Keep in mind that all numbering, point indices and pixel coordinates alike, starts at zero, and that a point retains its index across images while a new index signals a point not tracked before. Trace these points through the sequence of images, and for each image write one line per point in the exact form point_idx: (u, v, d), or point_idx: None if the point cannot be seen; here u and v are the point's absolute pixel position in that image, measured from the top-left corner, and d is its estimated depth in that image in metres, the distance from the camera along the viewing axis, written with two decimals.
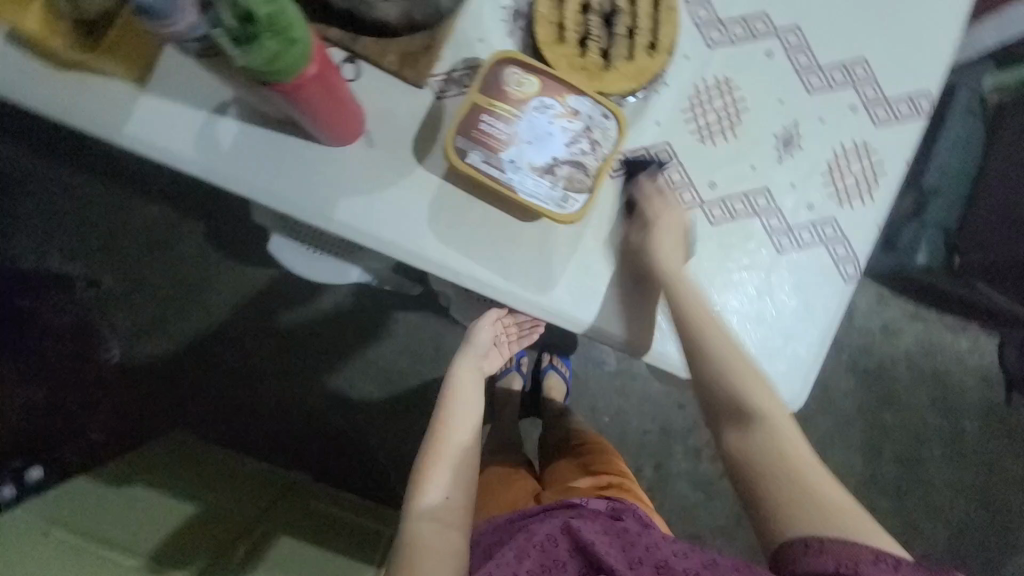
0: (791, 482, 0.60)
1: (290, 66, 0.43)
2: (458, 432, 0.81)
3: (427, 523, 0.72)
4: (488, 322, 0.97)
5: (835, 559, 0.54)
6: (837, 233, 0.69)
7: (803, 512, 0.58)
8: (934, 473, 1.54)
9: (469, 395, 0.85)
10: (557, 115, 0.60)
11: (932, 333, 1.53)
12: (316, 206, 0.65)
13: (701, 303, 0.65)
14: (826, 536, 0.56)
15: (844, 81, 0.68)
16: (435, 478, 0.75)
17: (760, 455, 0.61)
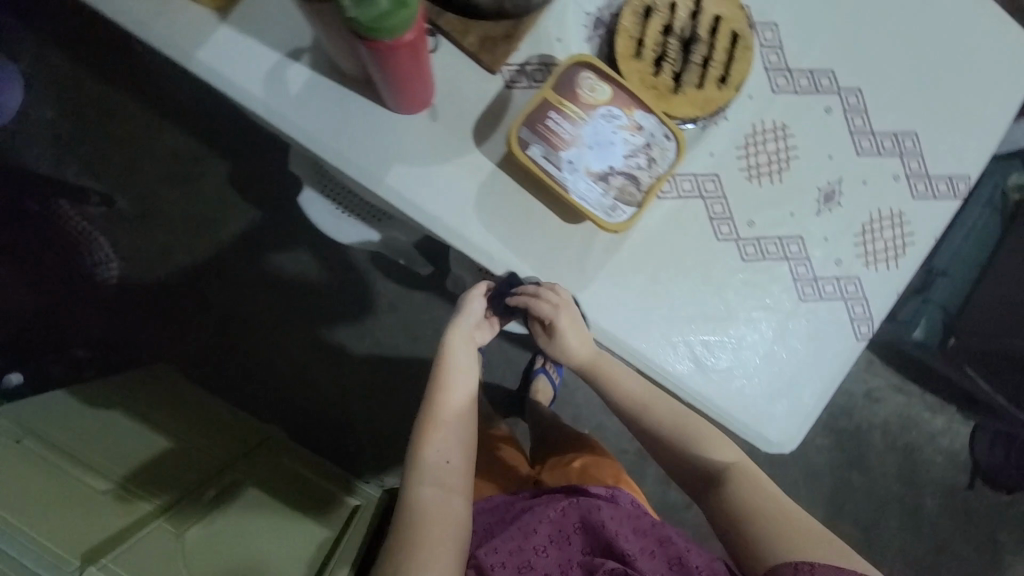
0: (771, 518, 0.64)
1: (392, 28, 0.44)
2: (455, 398, 0.76)
3: (429, 488, 0.71)
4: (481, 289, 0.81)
5: None
6: (859, 292, 0.71)
7: (788, 542, 0.62)
8: (888, 542, 1.58)
9: (464, 360, 0.78)
10: (621, 126, 0.62)
11: (912, 408, 1.58)
12: (371, 167, 0.66)
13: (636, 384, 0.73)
14: (811, 563, 0.59)
15: (892, 150, 0.71)
16: (437, 444, 0.73)
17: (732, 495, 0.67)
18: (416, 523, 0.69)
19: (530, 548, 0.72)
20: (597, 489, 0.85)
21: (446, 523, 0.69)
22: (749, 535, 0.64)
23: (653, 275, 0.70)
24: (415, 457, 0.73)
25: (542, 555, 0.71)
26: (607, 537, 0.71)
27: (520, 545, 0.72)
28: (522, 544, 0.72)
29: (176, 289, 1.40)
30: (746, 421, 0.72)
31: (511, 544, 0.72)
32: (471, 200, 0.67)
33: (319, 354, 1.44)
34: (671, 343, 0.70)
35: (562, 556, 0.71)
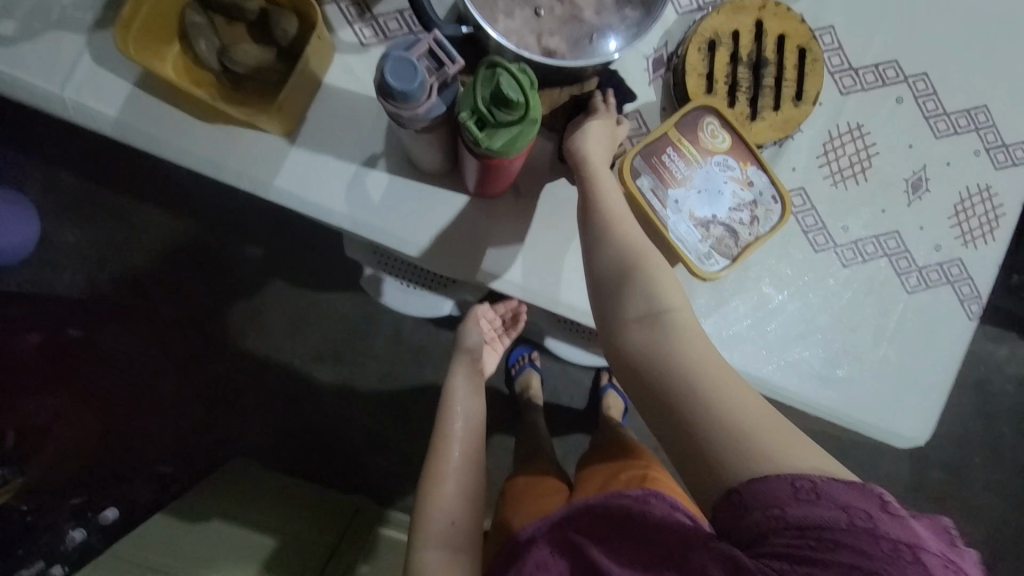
0: (717, 406, 0.46)
1: (518, 150, 0.44)
2: (452, 441, 0.72)
3: (435, 549, 0.64)
4: (474, 318, 0.84)
5: (761, 513, 0.43)
6: (962, 272, 0.71)
7: (738, 448, 0.45)
8: (977, 478, 1.59)
9: (468, 400, 0.76)
10: (733, 178, 0.62)
11: (975, 343, 1.58)
12: (466, 257, 0.64)
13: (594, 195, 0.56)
14: (739, 486, 0.44)
15: (967, 127, 0.71)
16: (438, 499, 0.67)
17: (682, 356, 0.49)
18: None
19: None
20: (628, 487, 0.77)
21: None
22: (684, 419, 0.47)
23: (763, 298, 0.68)
24: (421, 509, 0.67)
25: None
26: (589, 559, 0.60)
27: None
28: None
29: (233, 382, 1.39)
30: (882, 420, 0.70)
31: None
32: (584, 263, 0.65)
33: (386, 417, 1.42)
34: (792, 362, 0.69)
35: None
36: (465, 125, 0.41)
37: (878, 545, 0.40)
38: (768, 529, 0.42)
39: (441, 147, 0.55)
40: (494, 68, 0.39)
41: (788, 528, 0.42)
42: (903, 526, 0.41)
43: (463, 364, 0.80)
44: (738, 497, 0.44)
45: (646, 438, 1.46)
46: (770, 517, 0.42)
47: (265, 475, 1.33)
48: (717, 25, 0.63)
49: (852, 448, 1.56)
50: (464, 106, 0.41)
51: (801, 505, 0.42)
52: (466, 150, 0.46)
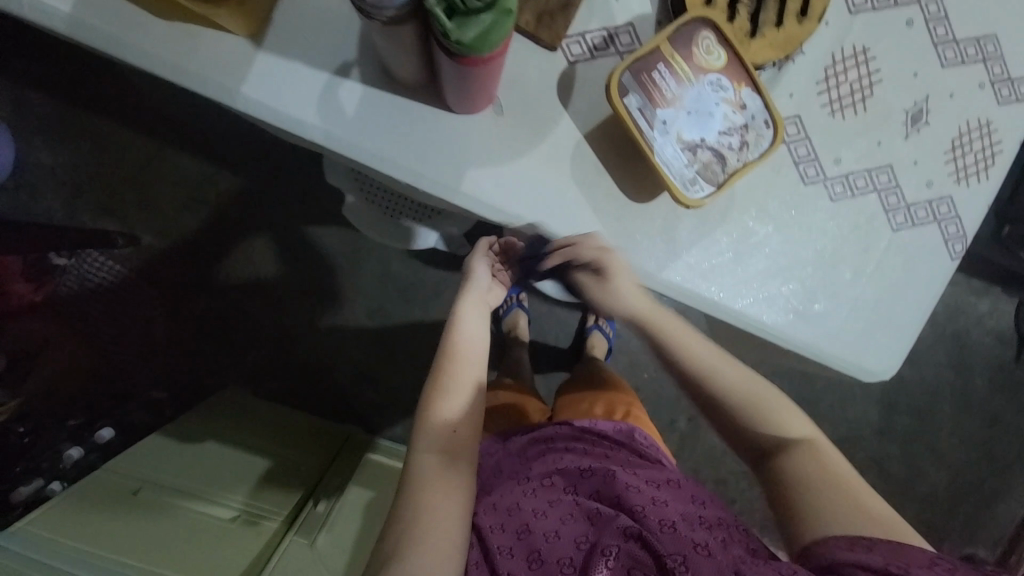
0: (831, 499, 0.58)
1: (491, 45, 0.40)
2: (462, 364, 0.72)
3: (434, 452, 0.65)
4: (482, 254, 0.89)
5: (881, 557, 0.51)
6: (951, 211, 0.70)
7: (837, 521, 0.57)
8: (943, 424, 1.66)
9: (477, 330, 0.77)
10: (726, 99, 0.59)
11: (957, 296, 1.61)
12: (445, 177, 0.62)
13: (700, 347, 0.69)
14: (868, 541, 0.53)
15: (974, 57, 0.68)
16: (442, 410, 0.68)
17: (799, 467, 0.62)
18: (418, 490, 0.62)
19: (528, 510, 0.66)
20: (608, 427, 0.84)
21: (449, 491, 0.63)
22: (811, 508, 0.59)
23: (746, 231, 0.67)
24: (424, 417, 0.68)
25: (543, 517, 0.65)
26: (610, 492, 0.65)
27: (518, 503, 0.67)
28: (521, 506, 0.67)
29: (224, 313, 1.39)
30: (852, 355, 0.72)
31: (509, 500, 0.69)
32: (567, 189, 0.64)
33: (375, 351, 1.44)
34: (771, 297, 0.69)
35: (565, 511, 0.65)
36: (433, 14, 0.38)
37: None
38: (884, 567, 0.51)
39: (420, 57, 0.51)
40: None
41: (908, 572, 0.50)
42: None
43: (471, 297, 0.82)
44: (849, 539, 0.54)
45: (627, 378, 1.50)
46: (890, 563, 0.51)
47: (256, 403, 1.36)
48: None
49: (827, 393, 1.62)
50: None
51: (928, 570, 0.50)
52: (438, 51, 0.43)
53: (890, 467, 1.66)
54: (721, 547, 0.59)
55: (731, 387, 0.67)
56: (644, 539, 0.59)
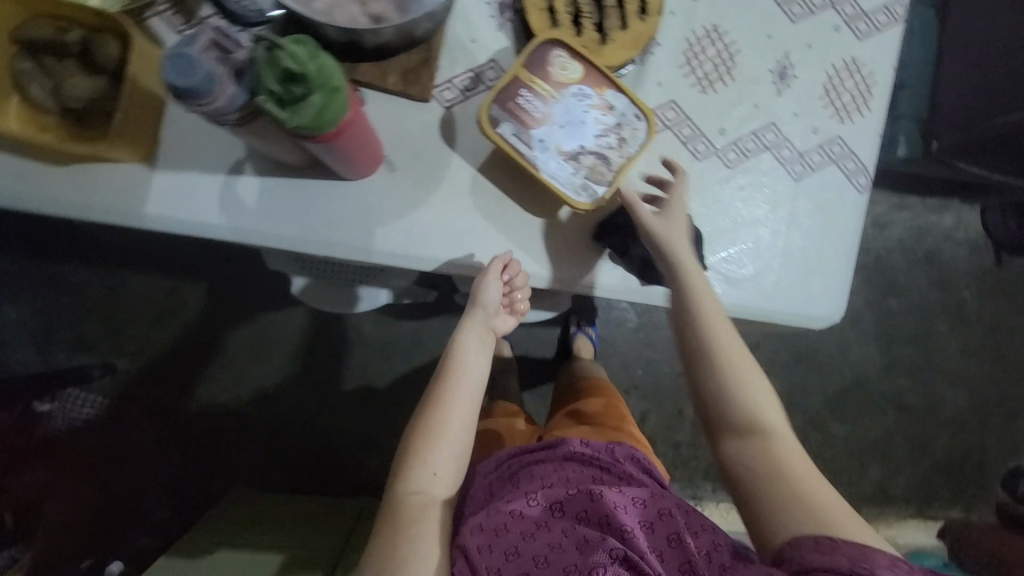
0: (797, 501, 0.59)
1: (335, 116, 0.43)
2: (454, 400, 0.69)
3: (418, 495, 0.66)
4: (494, 276, 0.66)
5: (847, 558, 0.51)
6: (845, 150, 0.72)
7: (796, 516, 0.58)
8: (945, 345, 1.65)
9: (476, 364, 0.72)
10: (593, 105, 0.62)
11: (918, 218, 1.62)
12: (357, 241, 0.65)
13: (733, 339, 0.67)
14: (832, 540, 0.54)
15: (824, 4, 0.71)
16: (427, 453, 0.67)
17: (765, 455, 0.62)
18: (394, 529, 0.63)
19: (514, 534, 0.62)
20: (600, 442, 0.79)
21: (426, 533, 0.63)
22: (755, 496, 0.61)
23: None
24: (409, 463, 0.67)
25: (529, 540, 0.61)
26: (602, 511, 0.62)
27: (504, 526, 0.63)
28: (507, 531, 0.63)
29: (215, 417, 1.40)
30: (796, 306, 0.73)
31: (495, 521, 0.64)
32: (475, 222, 0.67)
33: (369, 417, 1.44)
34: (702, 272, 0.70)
35: (552, 534, 0.62)
36: (285, 103, 0.41)
37: None
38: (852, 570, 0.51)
39: (297, 149, 0.55)
40: (279, 41, 0.39)
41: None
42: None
43: (474, 325, 0.73)
44: (817, 540, 0.54)
45: (623, 379, 1.49)
46: (855, 565, 0.51)
47: (262, 498, 1.35)
48: None
49: (822, 343, 1.62)
50: (270, 88, 0.40)
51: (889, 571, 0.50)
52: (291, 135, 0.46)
53: (907, 401, 1.64)
54: (708, 561, 0.58)
55: (737, 374, 0.65)
56: (634, 562, 0.57)
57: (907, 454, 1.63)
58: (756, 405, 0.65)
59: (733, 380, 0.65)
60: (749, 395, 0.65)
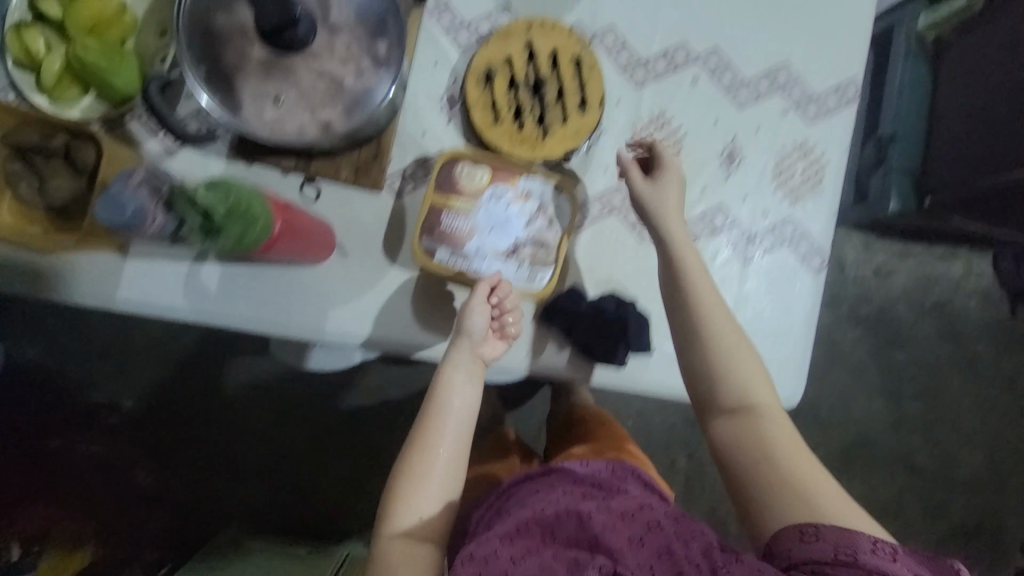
0: (784, 481, 0.58)
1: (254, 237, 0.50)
2: (441, 435, 0.61)
3: (402, 540, 0.58)
4: (480, 301, 0.62)
5: (834, 546, 0.51)
6: (797, 231, 0.72)
7: (788, 505, 0.57)
8: (958, 400, 1.56)
9: (462, 400, 0.62)
10: (511, 199, 0.64)
11: (924, 266, 1.56)
12: (311, 323, 0.68)
13: (725, 317, 0.64)
14: (818, 526, 0.53)
15: (770, 90, 0.71)
16: (417, 490, 0.60)
17: (754, 433, 0.61)
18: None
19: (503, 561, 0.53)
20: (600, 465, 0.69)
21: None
22: (741, 475, 0.60)
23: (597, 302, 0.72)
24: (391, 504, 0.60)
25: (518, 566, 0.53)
26: (592, 531, 0.54)
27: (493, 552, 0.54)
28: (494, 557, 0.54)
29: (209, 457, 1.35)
30: None
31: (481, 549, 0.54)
32: (422, 306, 0.69)
33: (367, 450, 1.38)
34: (649, 354, 0.71)
35: (541, 559, 0.53)
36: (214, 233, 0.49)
37: None
38: (842, 561, 0.51)
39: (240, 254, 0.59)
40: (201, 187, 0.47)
41: (857, 564, 0.50)
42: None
43: (462, 355, 0.63)
44: (808, 530, 0.53)
45: None
46: (842, 552, 0.51)
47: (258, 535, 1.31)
48: (488, 57, 0.65)
49: (824, 396, 1.55)
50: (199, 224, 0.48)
51: (872, 555, 0.50)
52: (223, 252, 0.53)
53: (918, 460, 1.55)
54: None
55: (730, 351, 0.63)
56: None
57: (920, 516, 1.54)
58: (747, 381, 0.63)
59: (723, 356, 0.63)
60: (741, 374, 0.63)
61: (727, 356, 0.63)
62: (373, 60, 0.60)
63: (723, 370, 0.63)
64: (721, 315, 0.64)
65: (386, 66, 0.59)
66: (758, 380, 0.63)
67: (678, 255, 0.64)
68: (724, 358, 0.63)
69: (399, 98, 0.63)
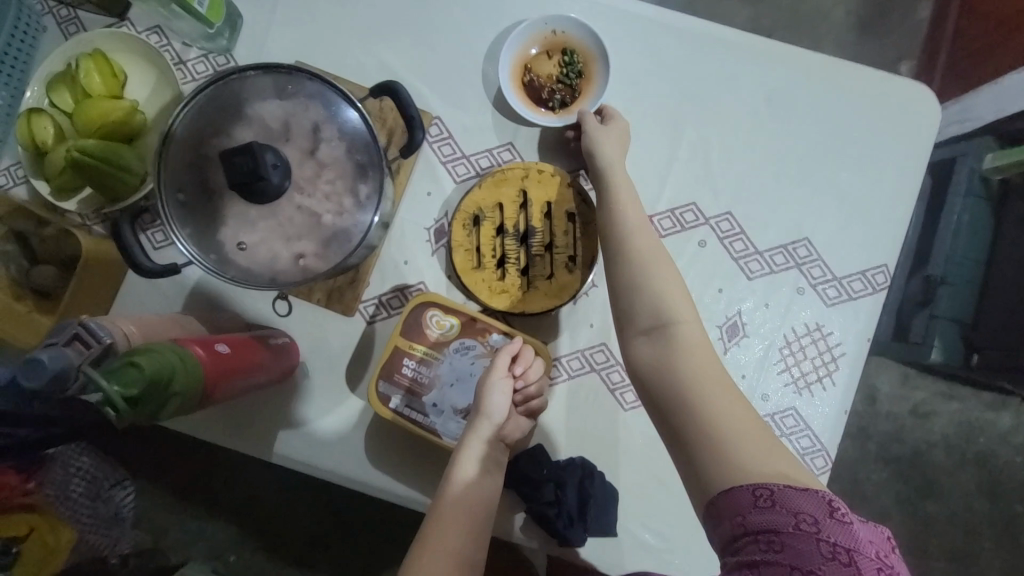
0: (695, 420, 0.42)
1: (184, 379, 0.44)
2: (452, 522, 0.49)
3: None
4: (501, 373, 0.56)
5: (732, 522, 0.39)
6: (799, 423, 0.64)
7: (708, 465, 0.41)
8: (991, 570, 1.34)
9: (479, 492, 0.51)
10: (478, 355, 0.60)
11: (966, 412, 1.35)
12: (261, 441, 0.65)
13: (641, 234, 0.51)
14: (727, 492, 0.39)
15: (786, 264, 0.65)
16: None
17: (668, 359, 0.45)
18: None
19: None
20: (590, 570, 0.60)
21: None
22: (656, 424, 0.45)
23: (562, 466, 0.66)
24: None
25: None
26: None
27: None
28: None
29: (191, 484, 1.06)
30: None
31: None
32: (376, 443, 0.65)
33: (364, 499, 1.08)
34: (615, 536, 0.64)
35: None
36: (150, 400, 0.41)
37: (822, 554, 0.36)
38: (732, 537, 0.39)
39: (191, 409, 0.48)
40: (100, 375, 0.39)
41: (751, 540, 0.38)
42: (850, 533, 0.37)
43: (481, 439, 0.54)
44: (714, 506, 0.40)
45: None
46: (737, 526, 0.39)
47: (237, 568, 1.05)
48: (477, 201, 0.63)
49: None
50: (124, 390, 0.39)
51: (762, 513, 0.38)
52: (185, 410, 0.46)
53: None
54: None
55: (645, 275, 0.49)
56: None
57: None
58: (665, 300, 0.48)
59: (636, 277, 0.49)
60: (655, 291, 0.48)
61: (640, 276, 0.49)
62: (355, 201, 0.57)
63: (633, 291, 0.49)
64: (640, 240, 0.51)
65: (371, 208, 0.57)
66: (678, 287, 0.47)
67: (615, 180, 0.56)
68: (644, 272, 0.48)
69: (379, 234, 0.60)
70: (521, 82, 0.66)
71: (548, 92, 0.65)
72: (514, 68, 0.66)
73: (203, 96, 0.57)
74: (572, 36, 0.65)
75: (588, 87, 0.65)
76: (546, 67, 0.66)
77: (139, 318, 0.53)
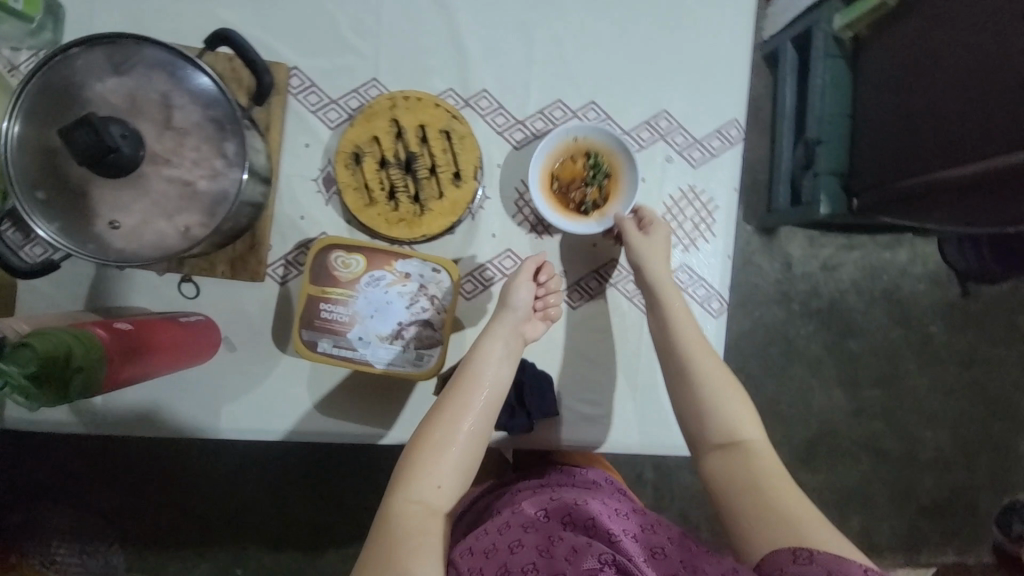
0: (764, 506, 0.52)
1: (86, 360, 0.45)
2: (479, 386, 0.58)
3: (416, 503, 0.53)
4: (528, 277, 0.65)
5: (824, 567, 0.45)
6: (693, 276, 0.71)
7: (777, 532, 0.50)
8: (917, 386, 1.46)
9: (499, 371, 0.59)
10: (390, 283, 0.63)
11: (868, 257, 1.45)
12: (207, 419, 0.67)
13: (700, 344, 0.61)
14: (810, 548, 0.47)
15: (652, 139, 0.70)
16: (449, 451, 0.55)
17: (745, 468, 0.55)
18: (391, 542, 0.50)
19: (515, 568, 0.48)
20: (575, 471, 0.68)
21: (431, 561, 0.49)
22: (728, 507, 0.54)
23: None
24: (409, 461, 0.54)
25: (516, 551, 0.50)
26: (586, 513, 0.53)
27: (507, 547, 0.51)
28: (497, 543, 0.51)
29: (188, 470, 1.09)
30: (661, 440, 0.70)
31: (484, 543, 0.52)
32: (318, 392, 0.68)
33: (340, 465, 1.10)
34: (557, 415, 0.70)
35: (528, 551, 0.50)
36: (49, 377, 0.43)
37: None
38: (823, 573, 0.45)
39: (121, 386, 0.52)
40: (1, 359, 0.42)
41: None
42: None
43: (502, 327, 0.62)
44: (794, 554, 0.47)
45: None
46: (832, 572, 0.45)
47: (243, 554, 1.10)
48: (353, 140, 0.65)
49: (784, 398, 1.46)
50: (23, 370, 0.41)
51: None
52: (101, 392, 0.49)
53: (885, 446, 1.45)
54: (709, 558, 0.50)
55: (710, 387, 0.59)
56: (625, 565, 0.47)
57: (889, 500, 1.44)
58: (734, 416, 0.58)
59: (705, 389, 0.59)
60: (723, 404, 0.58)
61: (704, 380, 0.59)
62: (225, 161, 0.57)
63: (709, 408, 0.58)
64: (707, 362, 0.60)
65: (241, 165, 0.57)
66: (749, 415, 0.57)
67: (658, 275, 0.64)
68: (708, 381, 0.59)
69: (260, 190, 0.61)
70: (552, 188, 0.68)
71: (575, 193, 0.68)
72: (542, 175, 0.67)
73: (36, 83, 0.54)
74: (593, 140, 0.67)
75: (618, 187, 0.68)
76: (571, 171, 0.68)
77: (31, 318, 0.52)
